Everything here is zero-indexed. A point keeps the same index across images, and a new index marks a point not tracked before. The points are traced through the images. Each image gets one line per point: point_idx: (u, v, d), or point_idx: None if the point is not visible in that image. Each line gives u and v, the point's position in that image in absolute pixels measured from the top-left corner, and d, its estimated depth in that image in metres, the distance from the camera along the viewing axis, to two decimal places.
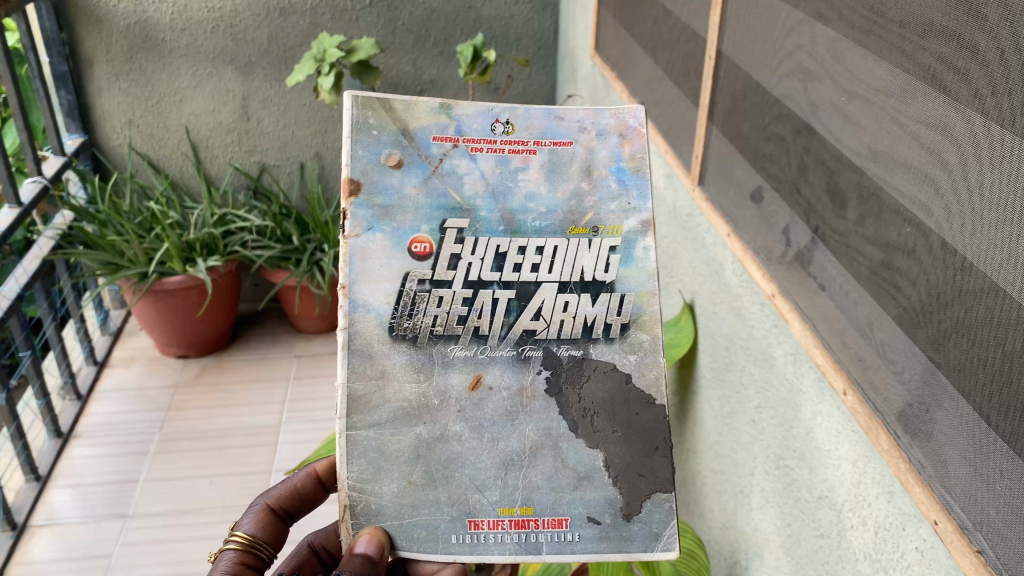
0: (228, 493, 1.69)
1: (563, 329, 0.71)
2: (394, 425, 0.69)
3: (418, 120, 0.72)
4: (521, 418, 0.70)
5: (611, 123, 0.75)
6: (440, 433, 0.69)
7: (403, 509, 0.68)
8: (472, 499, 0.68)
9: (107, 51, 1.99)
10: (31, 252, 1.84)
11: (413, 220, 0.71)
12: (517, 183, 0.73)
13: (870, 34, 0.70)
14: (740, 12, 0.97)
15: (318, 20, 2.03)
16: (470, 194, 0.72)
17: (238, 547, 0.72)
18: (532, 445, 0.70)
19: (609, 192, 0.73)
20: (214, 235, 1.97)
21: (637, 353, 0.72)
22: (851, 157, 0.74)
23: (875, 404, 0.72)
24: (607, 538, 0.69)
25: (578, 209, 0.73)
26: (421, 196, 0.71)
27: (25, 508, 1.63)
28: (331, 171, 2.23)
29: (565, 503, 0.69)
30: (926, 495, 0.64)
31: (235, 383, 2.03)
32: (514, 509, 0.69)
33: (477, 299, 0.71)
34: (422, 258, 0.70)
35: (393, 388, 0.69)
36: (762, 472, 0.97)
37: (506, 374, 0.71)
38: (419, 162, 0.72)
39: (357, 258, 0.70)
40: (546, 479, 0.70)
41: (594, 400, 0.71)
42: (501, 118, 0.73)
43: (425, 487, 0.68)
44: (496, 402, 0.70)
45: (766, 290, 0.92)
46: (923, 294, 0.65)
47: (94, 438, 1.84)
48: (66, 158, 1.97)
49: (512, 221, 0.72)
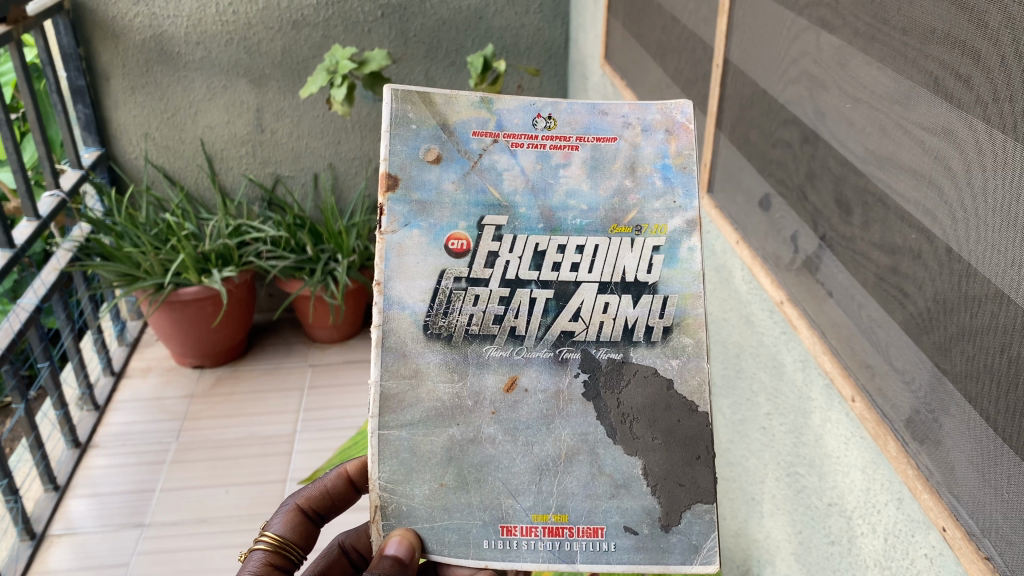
0: (242, 502, 1.70)
1: (603, 330, 0.67)
2: (427, 425, 0.67)
3: (457, 114, 0.69)
4: (557, 422, 0.67)
5: (656, 118, 0.70)
6: (474, 434, 0.67)
7: (434, 511, 0.66)
8: (505, 504, 0.67)
9: (123, 65, 2.02)
10: (49, 264, 1.86)
11: (450, 216, 0.68)
12: (558, 179, 0.68)
13: (874, 41, 0.70)
14: (747, 19, 0.98)
15: (331, 32, 2.04)
16: (509, 191, 0.68)
17: (267, 548, 0.73)
18: (568, 451, 0.67)
19: (653, 189, 0.68)
20: (229, 246, 1.98)
21: (681, 357, 0.67)
22: (857, 164, 0.74)
23: (883, 410, 0.72)
24: (644, 549, 0.66)
25: (621, 207, 0.68)
26: (459, 192, 0.68)
27: (44, 518, 1.65)
28: (344, 181, 2.25)
29: (602, 511, 0.67)
30: (934, 501, 0.64)
31: (250, 393, 2.04)
32: (549, 515, 0.67)
33: (513, 298, 0.67)
34: (458, 255, 0.67)
35: (425, 388, 0.67)
36: (773, 480, 0.97)
37: (543, 375, 0.67)
38: (458, 157, 0.68)
39: (393, 254, 0.67)
40: (582, 486, 0.67)
41: (633, 405, 0.67)
42: (544, 113, 0.69)
43: (457, 489, 0.67)
44: (532, 404, 0.67)
45: (775, 297, 0.92)
46: (929, 301, 0.64)
47: (112, 448, 1.86)
48: (83, 171, 1.99)
49: (551, 218, 0.68)
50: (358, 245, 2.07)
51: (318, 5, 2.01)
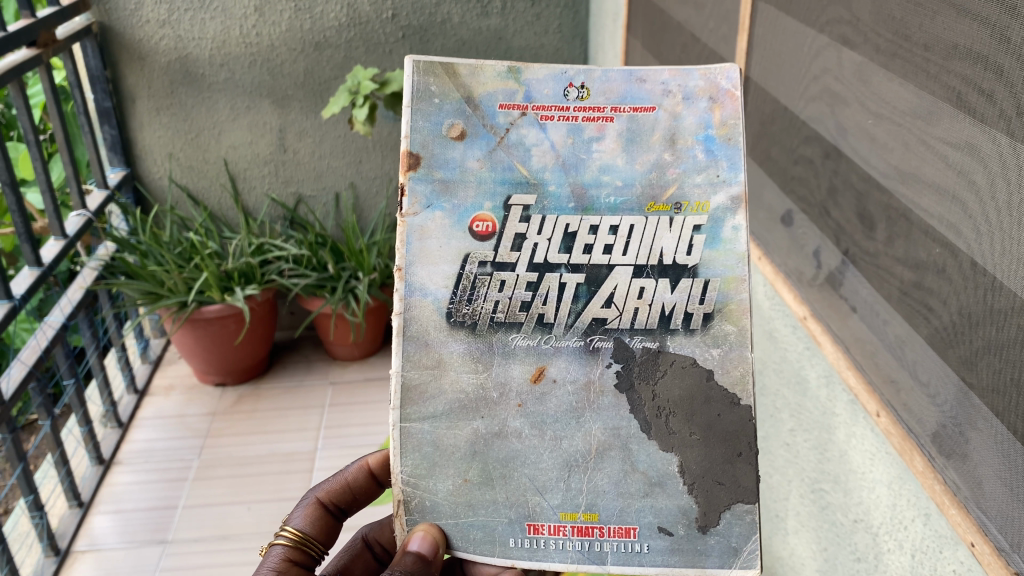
0: (264, 520, 1.70)
1: (638, 318, 0.67)
2: (451, 418, 0.68)
3: (483, 86, 0.68)
4: (588, 415, 0.68)
5: (700, 85, 0.67)
6: (499, 428, 0.68)
7: (459, 508, 0.68)
8: (532, 502, 0.68)
9: (148, 87, 2.05)
10: (76, 283, 1.90)
11: (475, 196, 0.68)
12: (591, 154, 0.68)
13: (896, 57, 0.70)
14: (767, 37, 0.98)
15: (352, 53, 2.07)
16: (538, 168, 0.68)
17: (287, 543, 0.74)
18: (599, 446, 0.68)
19: (695, 163, 0.67)
20: (251, 264, 2.00)
21: (722, 347, 0.67)
22: (880, 179, 0.74)
23: (909, 424, 0.72)
24: (680, 551, 0.66)
25: (659, 183, 0.67)
26: (485, 170, 0.68)
27: (68, 534, 1.67)
28: (365, 200, 2.26)
29: (634, 511, 0.67)
30: (961, 516, 0.64)
31: (272, 410, 2.05)
32: (578, 514, 0.67)
33: (542, 283, 0.67)
34: (484, 238, 0.68)
35: (448, 378, 0.68)
36: (798, 496, 0.97)
37: (572, 366, 0.68)
38: (483, 133, 0.68)
39: (415, 237, 0.68)
40: (613, 484, 0.67)
41: (669, 398, 0.67)
42: (576, 82, 0.68)
43: (481, 486, 0.68)
44: (560, 396, 0.68)
45: (797, 312, 0.92)
46: (954, 314, 0.65)
47: (135, 464, 1.87)
48: (109, 191, 2.03)
49: (583, 197, 0.67)
50: (379, 263, 2.08)
51: (340, 27, 2.04)
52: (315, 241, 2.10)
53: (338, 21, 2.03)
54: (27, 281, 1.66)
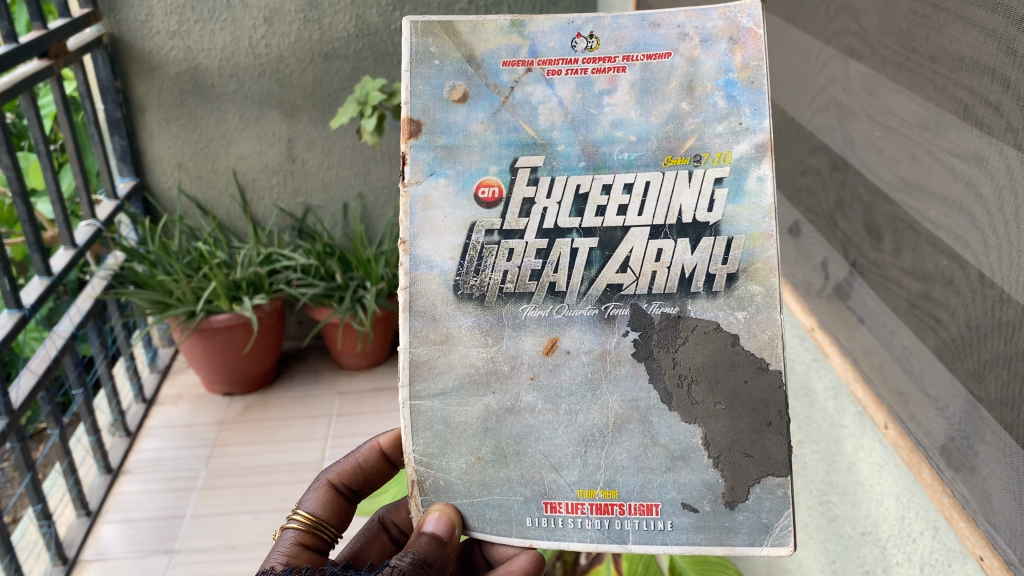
0: (270, 529, 1.70)
1: (656, 281, 0.66)
2: (461, 394, 0.68)
3: (485, 43, 0.68)
4: (605, 387, 0.67)
5: (719, 25, 0.66)
6: (511, 403, 0.68)
7: (473, 487, 0.68)
8: (548, 479, 0.68)
9: (158, 97, 2.07)
10: (85, 292, 1.91)
11: (480, 160, 0.68)
12: (602, 108, 0.67)
13: (903, 68, 0.70)
14: (774, 49, 0.98)
15: (361, 64, 2.07)
16: (546, 126, 0.68)
17: (299, 527, 0.74)
18: (617, 418, 0.67)
19: (715, 111, 0.66)
20: (260, 274, 2.01)
21: (748, 309, 0.66)
22: (887, 190, 0.74)
23: (917, 437, 0.71)
24: (706, 528, 0.66)
25: (676, 135, 0.67)
26: (489, 132, 0.68)
27: (76, 543, 1.67)
28: (374, 211, 2.27)
29: (656, 486, 0.67)
30: (970, 530, 0.63)
31: (279, 420, 2.05)
32: (596, 492, 0.67)
33: (553, 250, 0.67)
34: (490, 205, 0.68)
35: (457, 354, 0.68)
36: (806, 508, 0.96)
37: (587, 336, 0.67)
38: (486, 93, 0.68)
39: (418, 208, 0.68)
40: (634, 459, 0.67)
41: (691, 366, 0.66)
42: (584, 32, 0.67)
43: (495, 463, 0.68)
44: (575, 367, 0.68)
45: (805, 323, 0.92)
46: (962, 326, 0.64)
47: (143, 474, 1.88)
48: (118, 201, 2.04)
49: (595, 154, 0.67)
50: (387, 272, 2.09)
51: (348, 37, 2.04)
52: (324, 251, 2.11)
53: (347, 31, 2.03)
54: (38, 290, 1.67)
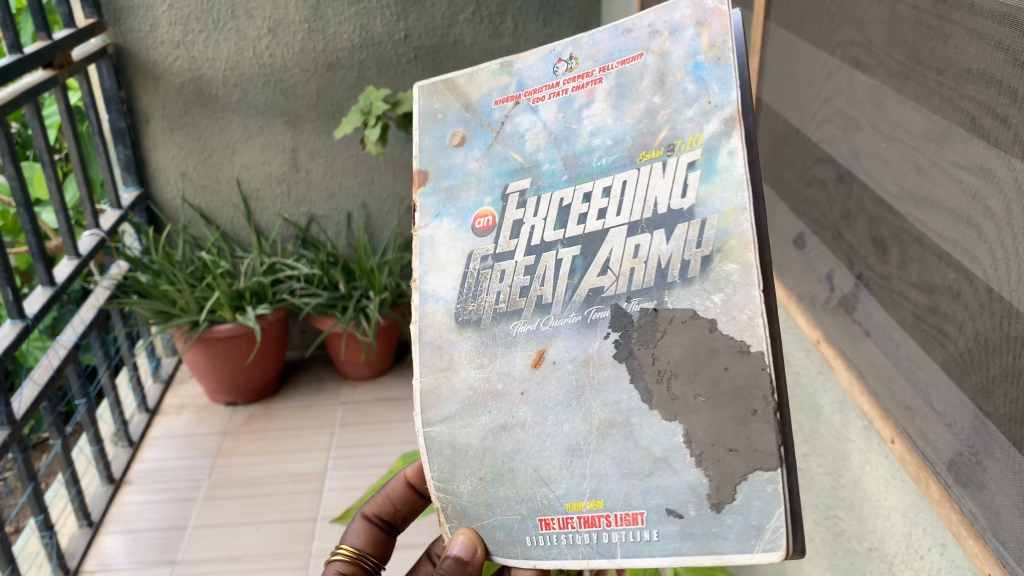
0: (274, 540, 1.70)
1: (634, 278, 0.55)
2: (463, 417, 0.61)
3: (479, 90, 0.64)
4: (589, 395, 0.57)
5: (686, 13, 0.56)
6: (505, 421, 0.60)
7: (480, 509, 0.61)
8: (539, 494, 0.58)
9: (163, 107, 2.07)
10: (88, 302, 1.91)
11: (477, 195, 0.62)
12: (582, 122, 0.59)
13: (909, 79, 0.70)
14: (779, 60, 0.98)
15: (365, 74, 2.07)
16: (533, 150, 0.61)
17: (343, 560, 0.74)
18: (601, 425, 0.57)
19: (685, 96, 0.55)
20: (263, 284, 2.01)
21: (724, 291, 0.53)
22: (893, 202, 0.73)
23: (924, 452, 0.71)
24: (693, 536, 0.54)
25: (650, 130, 0.56)
26: (484, 167, 0.63)
27: (78, 553, 1.66)
28: (377, 221, 2.26)
29: (641, 494, 0.55)
30: (979, 546, 0.62)
31: (282, 430, 2.05)
32: (583, 504, 0.57)
33: (539, 264, 0.58)
34: (484, 233, 0.61)
35: (459, 378, 0.61)
36: (811, 523, 0.96)
37: (571, 344, 0.58)
38: (481, 132, 0.63)
39: (427, 248, 0.64)
40: (618, 465, 0.56)
41: (670, 360, 0.55)
42: (564, 56, 0.61)
43: (494, 483, 0.60)
44: (562, 377, 0.58)
45: (812, 336, 0.90)
46: (970, 340, 0.64)
47: (145, 484, 1.87)
48: (122, 210, 2.04)
49: (575, 166, 0.59)
50: (391, 282, 2.09)
51: (353, 47, 2.04)
52: (327, 261, 2.10)
53: (351, 42, 2.03)
54: (40, 300, 1.67)
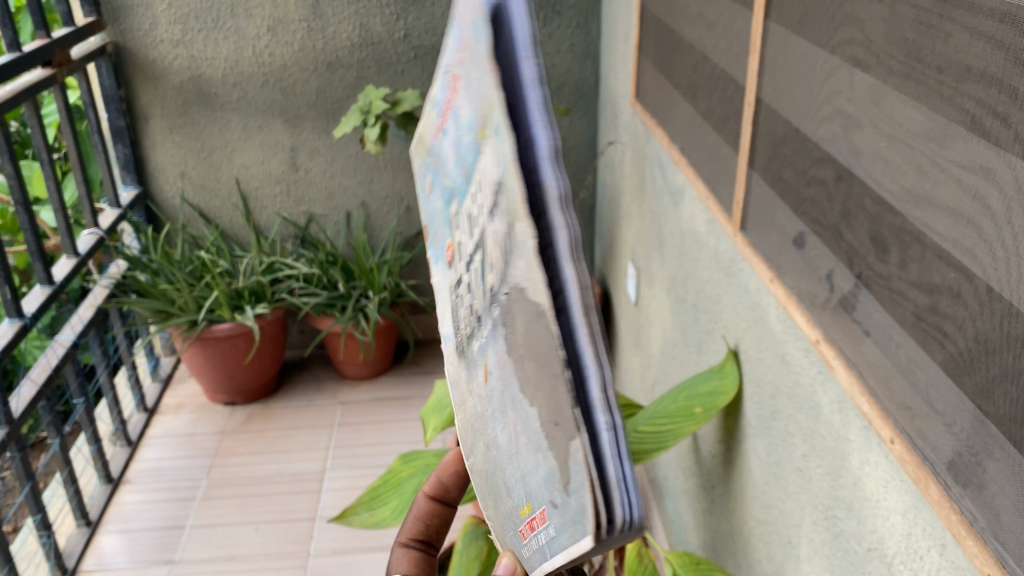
0: (272, 540, 1.70)
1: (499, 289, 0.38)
2: (474, 450, 0.46)
3: (427, 126, 0.49)
4: (510, 396, 0.38)
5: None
6: (486, 443, 0.43)
7: (501, 533, 0.44)
8: (505, 504, 0.41)
9: (162, 106, 2.07)
10: (87, 300, 1.91)
11: (443, 233, 0.47)
12: (462, 133, 0.41)
13: (909, 79, 0.69)
14: (779, 59, 0.98)
15: (365, 73, 2.07)
16: (451, 173, 0.44)
17: None
18: (519, 423, 0.38)
19: (484, 86, 0.36)
20: (262, 284, 2.01)
21: (526, 267, 0.34)
22: (893, 202, 0.73)
23: (924, 453, 0.71)
24: (567, 522, 0.34)
25: (486, 124, 0.37)
26: (440, 202, 0.47)
27: (75, 553, 1.66)
28: (377, 220, 2.26)
29: (532, 477, 0.37)
30: (979, 548, 0.62)
31: (280, 430, 2.04)
32: (523, 509, 0.38)
33: (471, 280, 0.41)
34: (450, 265, 0.46)
35: (467, 410, 0.46)
36: (810, 523, 0.95)
37: (490, 344, 0.40)
38: (432, 162, 0.48)
39: (438, 299, 0.50)
40: (526, 458, 0.37)
41: (521, 345, 0.36)
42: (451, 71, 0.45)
43: (496, 507, 0.43)
44: (500, 394, 0.40)
45: (811, 336, 0.91)
46: (969, 340, 0.63)
47: (143, 484, 1.87)
48: (121, 209, 2.04)
49: (467, 175, 0.41)
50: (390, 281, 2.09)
51: (352, 47, 2.04)
52: (326, 260, 2.10)
53: (350, 41, 2.03)
54: (39, 299, 1.67)
